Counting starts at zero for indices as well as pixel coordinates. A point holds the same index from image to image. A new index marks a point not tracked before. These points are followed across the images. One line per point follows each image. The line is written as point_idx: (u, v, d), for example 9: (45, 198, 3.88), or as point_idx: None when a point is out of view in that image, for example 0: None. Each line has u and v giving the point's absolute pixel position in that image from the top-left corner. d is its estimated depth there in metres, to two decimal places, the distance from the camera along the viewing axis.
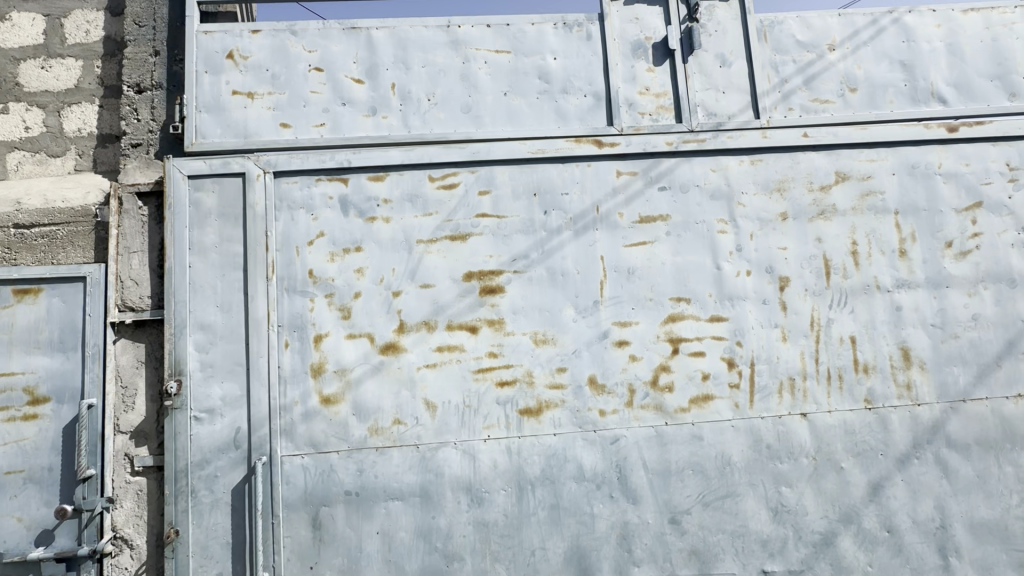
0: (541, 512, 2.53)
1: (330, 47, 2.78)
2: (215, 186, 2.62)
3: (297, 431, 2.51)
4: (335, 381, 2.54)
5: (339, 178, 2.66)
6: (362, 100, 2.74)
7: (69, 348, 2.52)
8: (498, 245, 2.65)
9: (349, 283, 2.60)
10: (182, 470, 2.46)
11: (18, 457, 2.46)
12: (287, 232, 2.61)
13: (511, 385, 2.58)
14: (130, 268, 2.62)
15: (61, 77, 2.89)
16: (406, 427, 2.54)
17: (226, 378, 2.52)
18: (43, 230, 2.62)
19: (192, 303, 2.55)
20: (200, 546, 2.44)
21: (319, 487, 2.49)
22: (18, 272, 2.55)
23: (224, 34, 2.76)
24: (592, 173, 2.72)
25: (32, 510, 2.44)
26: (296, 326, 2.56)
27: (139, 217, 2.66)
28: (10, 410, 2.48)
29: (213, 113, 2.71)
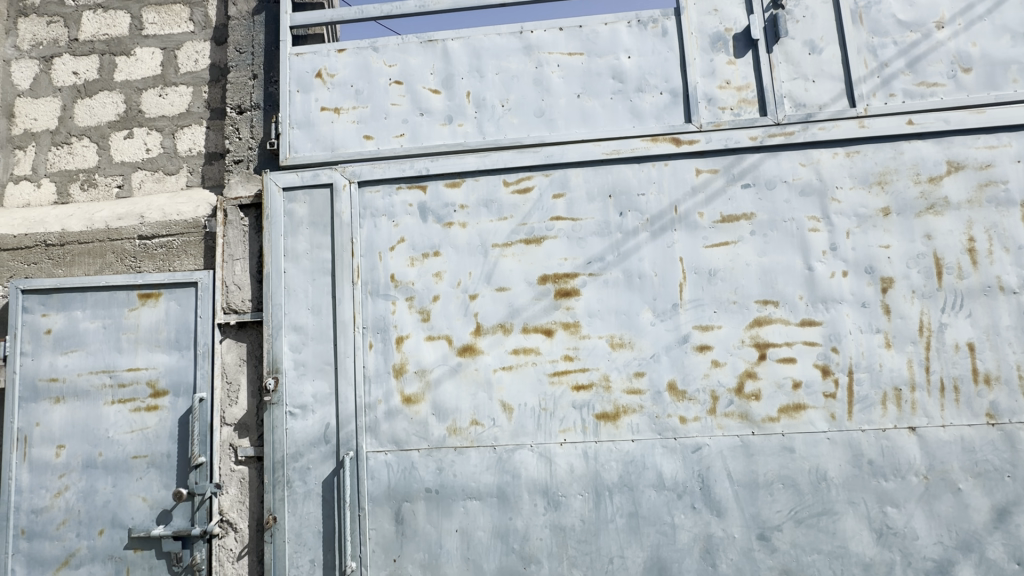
0: (620, 520, 2.48)
1: (409, 60, 2.90)
2: (307, 198, 2.81)
3: (381, 429, 2.63)
4: (416, 381, 2.64)
5: (418, 187, 2.76)
6: (438, 110, 2.83)
7: (183, 347, 2.80)
8: (573, 248, 2.64)
9: (428, 286, 2.69)
10: (279, 462, 2.64)
11: (143, 444, 2.75)
12: (370, 239, 2.75)
13: (588, 389, 2.55)
14: (234, 273, 2.87)
15: (175, 103, 3.22)
16: (483, 428, 2.58)
17: (317, 376, 2.68)
18: (161, 240, 2.93)
19: (287, 306, 2.74)
20: (295, 534, 2.61)
21: (402, 483, 2.59)
22: (142, 278, 2.86)
23: (313, 55, 2.96)
24: (669, 172, 2.64)
25: (154, 491, 2.72)
26: (379, 329, 2.69)
27: (241, 227, 2.90)
28: (136, 402, 2.78)
29: (304, 129, 2.90)
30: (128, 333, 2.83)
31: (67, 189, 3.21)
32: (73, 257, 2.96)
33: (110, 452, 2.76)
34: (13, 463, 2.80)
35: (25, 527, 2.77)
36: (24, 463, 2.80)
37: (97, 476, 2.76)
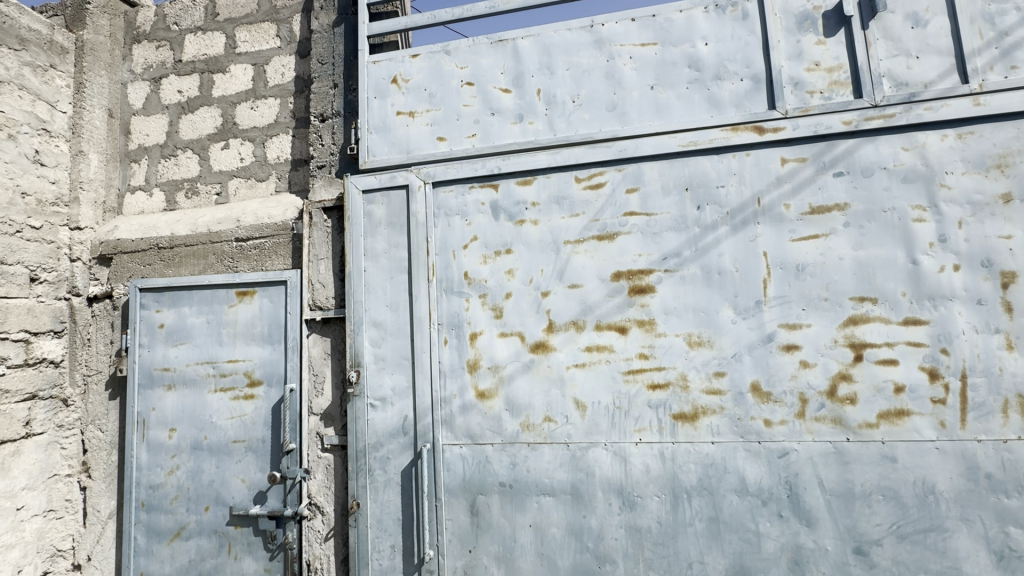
0: (699, 524, 2.40)
1: (479, 61, 2.94)
2: (384, 199, 2.93)
3: (456, 422, 2.70)
4: (489, 377, 2.68)
5: (490, 185, 2.80)
6: (509, 109, 2.86)
7: (275, 341, 3.01)
8: (647, 243, 2.57)
9: (501, 283, 2.72)
10: (361, 451, 2.78)
11: (242, 429, 2.99)
12: (444, 238, 2.83)
13: (664, 388, 2.48)
14: (319, 272, 3.04)
15: (264, 115, 3.46)
16: (556, 425, 2.59)
17: (395, 370, 2.79)
18: (255, 242, 3.17)
19: (367, 303, 2.87)
20: (376, 520, 2.74)
21: (476, 476, 2.65)
22: (238, 277, 3.11)
23: (389, 62, 3.08)
24: (751, 162, 2.51)
25: (251, 474, 2.96)
26: (454, 325, 2.75)
27: (324, 228, 3.07)
28: (235, 390, 3.03)
29: (381, 133, 3.03)
30: (227, 328, 3.09)
31: (174, 197, 3.55)
32: (180, 258, 3.27)
33: (214, 436, 3.03)
34: (134, 443, 3.14)
35: (144, 500, 3.10)
36: (143, 444, 3.14)
37: (203, 457, 3.03)
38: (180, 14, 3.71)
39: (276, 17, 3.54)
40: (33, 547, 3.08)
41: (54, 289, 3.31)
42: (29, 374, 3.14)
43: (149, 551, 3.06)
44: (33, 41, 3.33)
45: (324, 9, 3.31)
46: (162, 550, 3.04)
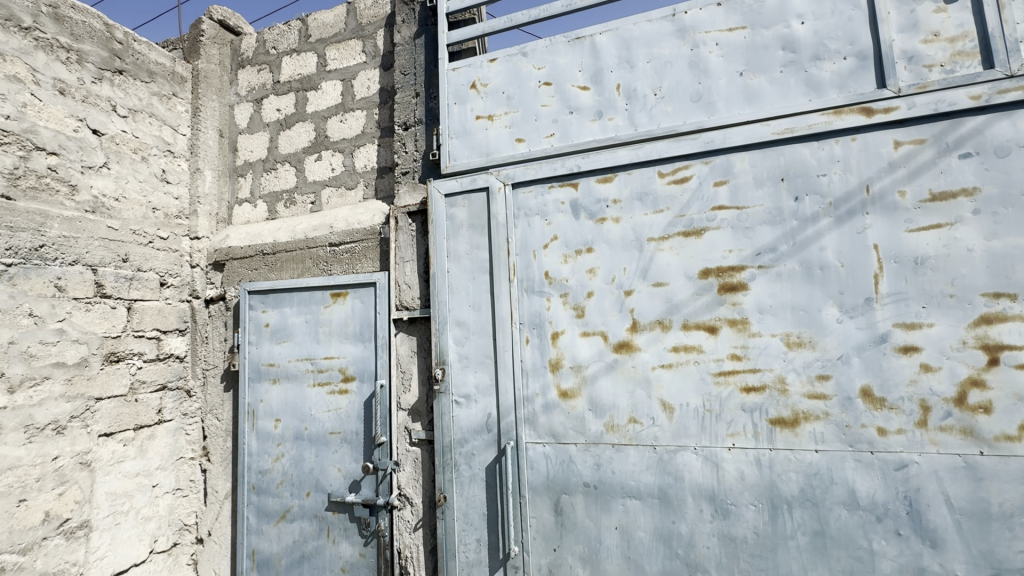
0: (801, 537, 2.25)
1: (557, 60, 2.93)
2: (466, 202, 3.01)
3: (539, 421, 2.71)
4: (571, 376, 2.66)
5: (570, 184, 2.78)
6: (588, 106, 2.83)
7: (366, 339, 3.19)
8: (739, 238, 2.44)
9: (582, 282, 2.70)
10: (448, 446, 2.87)
11: (338, 422, 3.20)
12: (525, 238, 2.84)
13: (759, 391, 2.35)
14: (404, 274, 3.18)
15: (353, 126, 3.69)
16: (642, 427, 2.53)
17: (478, 368, 2.85)
18: (346, 246, 3.38)
19: (451, 303, 2.96)
20: (462, 513, 2.82)
21: (560, 476, 2.64)
22: (332, 280, 3.33)
23: (467, 68, 3.15)
24: (857, 147, 2.31)
25: (346, 463, 3.16)
26: (535, 324, 2.76)
27: (409, 231, 3.20)
28: (331, 385, 3.25)
29: (461, 138, 3.11)
30: (324, 327, 3.32)
31: (275, 207, 3.87)
32: (282, 263, 3.55)
33: (313, 427, 3.27)
34: (245, 431, 3.46)
35: (255, 484, 3.41)
36: (253, 432, 3.45)
37: (304, 446, 3.28)
38: (278, 39, 4.04)
39: (362, 34, 3.75)
40: (166, 520, 3.49)
41: (178, 292, 3.72)
42: (160, 367, 3.55)
43: (259, 530, 3.36)
44: (160, 73, 3.76)
45: (406, 22, 3.46)
46: (270, 530, 3.33)
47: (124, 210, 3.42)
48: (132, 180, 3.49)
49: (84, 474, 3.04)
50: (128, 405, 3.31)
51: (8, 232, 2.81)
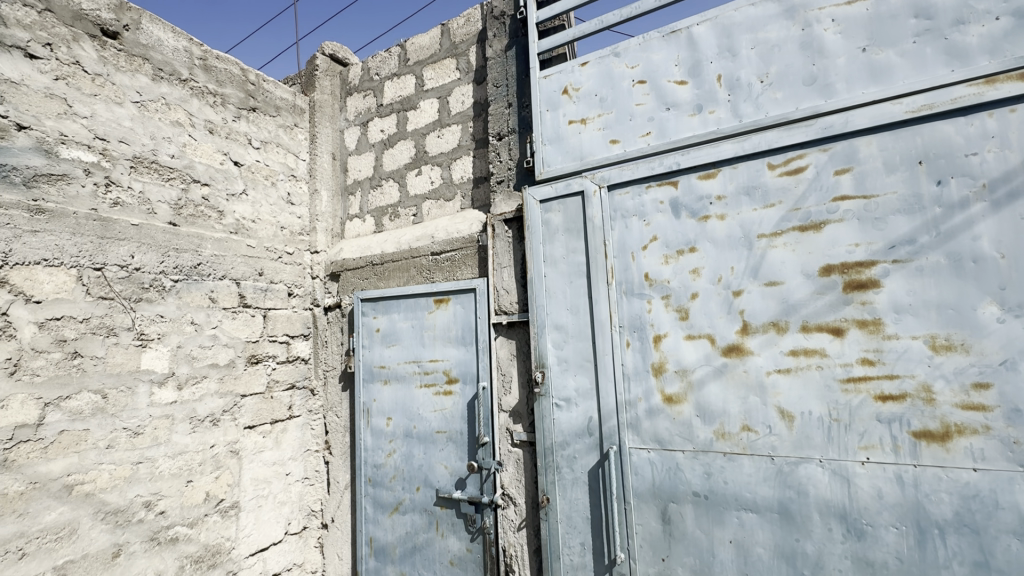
0: (958, 567, 1.99)
1: (651, 56, 2.86)
2: (561, 206, 3.03)
3: (643, 426, 2.64)
4: (676, 381, 2.58)
5: (669, 182, 2.70)
6: (686, 101, 2.72)
7: (468, 343, 3.34)
8: (867, 231, 2.22)
9: (685, 284, 2.60)
10: (550, 448, 2.90)
11: (444, 421, 3.38)
12: (622, 239, 2.80)
13: (898, 400, 2.11)
14: (502, 279, 3.27)
15: (450, 141, 3.88)
16: (757, 436, 2.38)
17: (578, 371, 2.86)
18: (447, 255, 3.55)
19: (549, 307, 2.99)
20: (566, 516, 2.82)
21: (667, 483, 2.56)
22: (435, 287, 3.52)
23: (559, 74, 3.18)
24: (1018, 119, 2.01)
25: (452, 461, 3.32)
26: (635, 327, 2.71)
27: (506, 238, 3.29)
28: (437, 386, 3.43)
29: (554, 143, 3.14)
30: (429, 331, 3.52)
31: (381, 221, 4.18)
32: (389, 272, 3.82)
33: (421, 426, 3.47)
34: (361, 428, 3.77)
35: (371, 477, 3.69)
36: (368, 429, 3.74)
37: (413, 444, 3.50)
38: (380, 66, 4.36)
39: (456, 52, 3.94)
40: (297, 505, 3.89)
41: (303, 301, 4.15)
42: (290, 368, 3.98)
43: (376, 519, 3.64)
44: (284, 107, 4.24)
45: (497, 37, 3.57)
46: (385, 521, 3.58)
47: (259, 230, 3.90)
48: (265, 203, 3.97)
49: (233, 461, 3.49)
50: (265, 401, 3.76)
51: (175, 253, 3.31)
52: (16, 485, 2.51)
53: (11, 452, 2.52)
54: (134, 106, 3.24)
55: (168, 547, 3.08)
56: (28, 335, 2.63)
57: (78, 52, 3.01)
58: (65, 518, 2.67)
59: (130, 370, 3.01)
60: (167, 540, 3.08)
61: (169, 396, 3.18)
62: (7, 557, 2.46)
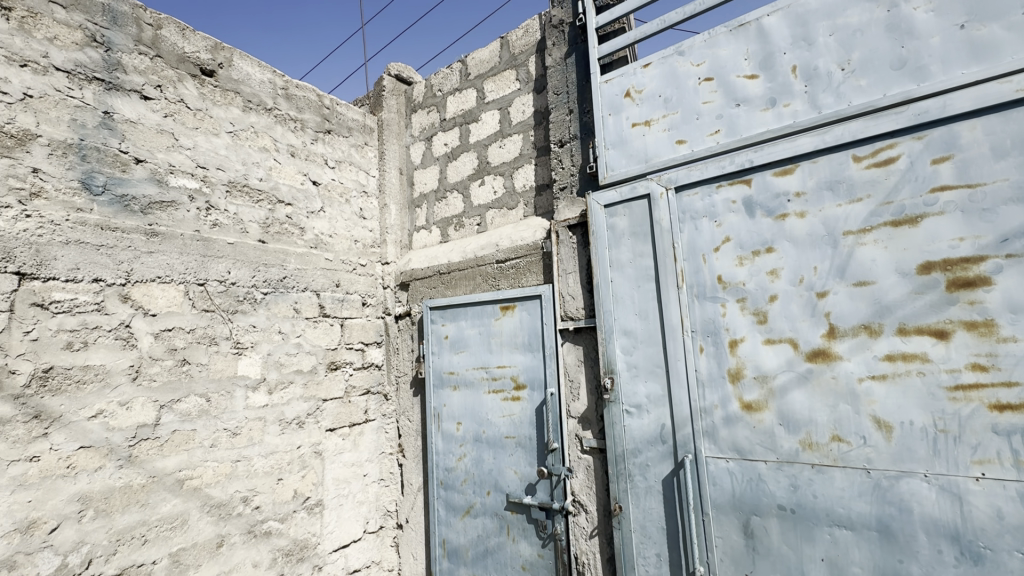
0: None
1: (718, 52, 2.77)
2: (626, 210, 3.00)
3: (720, 435, 2.54)
4: (756, 388, 2.46)
5: (742, 181, 2.60)
6: (758, 95, 2.61)
7: (535, 349, 3.37)
8: (973, 223, 2.03)
9: (763, 286, 2.49)
10: (621, 455, 2.86)
11: (512, 426, 3.42)
12: (692, 242, 2.72)
13: (1017, 410, 1.91)
14: (567, 285, 3.28)
15: (511, 150, 3.96)
16: (849, 447, 2.22)
17: (649, 378, 2.80)
18: (512, 262, 3.61)
19: (617, 312, 2.96)
20: (640, 525, 2.77)
21: (749, 495, 2.44)
22: (501, 294, 3.59)
23: (620, 77, 3.15)
24: None
25: (522, 466, 3.35)
26: (709, 332, 2.62)
27: (570, 244, 3.29)
28: (505, 392, 3.49)
29: (617, 147, 3.11)
30: (495, 337, 3.59)
31: (447, 231, 4.32)
32: (456, 280, 3.93)
33: (490, 431, 3.54)
34: (432, 432, 3.90)
35: (442, 480, 3.80)
36: (439, 433, 3.86)
37: (483, 448, 3.57)
38: (442, 82, 4.53)
39: (515, 63, 4.02)
40: (374, 505, 4.08)
41: (376, 310, 4.37)
42: (365, 374, 4.19)
43: (448, 522, 3.74)
44: (355, 127, 4.50)
45: (556, 45, 3.60)
46: (457, 523, 3.67)
47: (336, 244, 4.16)
48: (341, 219, 4.22)
49: (317, 461, 3.72)
50: (344, 405, 3.98)
51: (265, 268, 3.59)
52: (139, 478, 2.82)
53: (135, 449, 2.82)
54: (229, 135, 3.57)
55: (263, 539, 3.32)
56: (147, 344, 2.95)
57: (183, 91, 3.36)
58: (178, 509, 2.96)
59: (229, 375, 3.30)
60: (262, 534, 3.32)
61: (261, 400, 3.45)
62: (133, 542, 2.76)
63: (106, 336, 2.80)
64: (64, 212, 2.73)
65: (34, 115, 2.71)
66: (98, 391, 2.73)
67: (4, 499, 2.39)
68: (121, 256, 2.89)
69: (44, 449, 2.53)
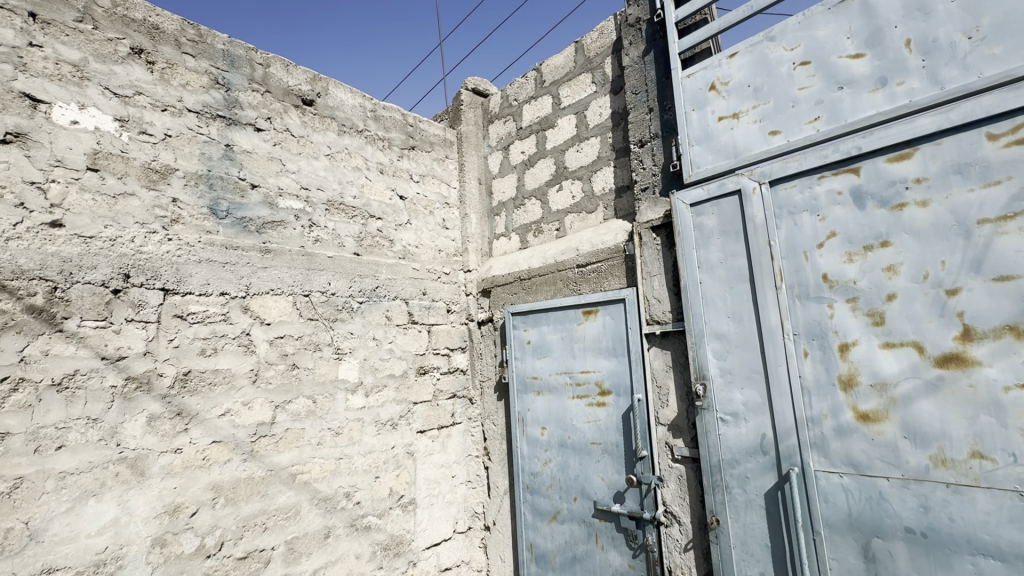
0: None
1: (815, 33, 2.58)
2: (715, 208, 2.86)
3: (831, 447, 2.33)
4: (873, 397, 2.24)
5: (849, 170, 2.39)
6: (865, 75, 2.39)
7: (620, 354, 3.30)
8: None
9: (878, 283, 2.26)
10: (717, 466, 2.72)
11: (598, 433, 3.38)
12: (791, 238, 2.54)
13: None
14: (652, 288, 3.18)
15: (589, 154, 3.93)
16: (995, 465, 1.96)
17: (746, 385, 2.64)
18: (593, 266, 3.58)
19: (707, 315, 2.83)
20: (740, 541, 2.60)
21: (868, 514, 2.22)
22: (583, 298, 3.56)
23: (704, 71, 3.03)
24: None
25: (609, 473, 3.30)
26: (814, 335, 2.42)
27: (654, 246, 3.20)
28: (590, 397, 3.46)
29: (702, 143, 2.98)
30: (579, 342, 3.57)
31: (526, 237, 4.37)
32: (537, 285, 3.96)
33: (576, 437, 3.52)
34: (517, 437, 3.94)
35: (528, 484, 3.83)
36: (524, 437, 3.90)
37: (568, 454, 3.55)
38: (518, 91, 4.61)
39: (591, 66, 4.00)
40: (462, 506, 4.21)
41: (459, 316, 4.53)
42: (452, 378, 4.35)
43: (535, 526, 3.75)
44: (436, 142, 4.71)
45: (633, 44, 3.54)
46: (544, 528, 3.68)
47: (422, 254, 4.37)
48: (426, 230, 4.43)
49: (410, 461, 3.91)
50: (433, 408, 4.15)
51: (360, 279, 3.86)
52: (260, 470, 3.13)
53: (256, 444, 3.14)
54: (326, 158, 3.89)
55: (364, 533, 3.55)
56: (263, 350, 3.27)
57: (288, 121, 3.71)
58: (292, 500, 3.25)
59: (330, 379, 3.56)
60: (362, 528, 3.55)
61: (359, 402, 3.70)
62: (256, 529, 3.07)
63: (231, 342, 3.14)
64: (196, 234, 3.12)
65: (173, 151, 3.13)
66: (226, 392, 3.07)
67: (156, 485, 2.75)
68: (242, 272, 3.25)
69: (185, 442, 2.88)
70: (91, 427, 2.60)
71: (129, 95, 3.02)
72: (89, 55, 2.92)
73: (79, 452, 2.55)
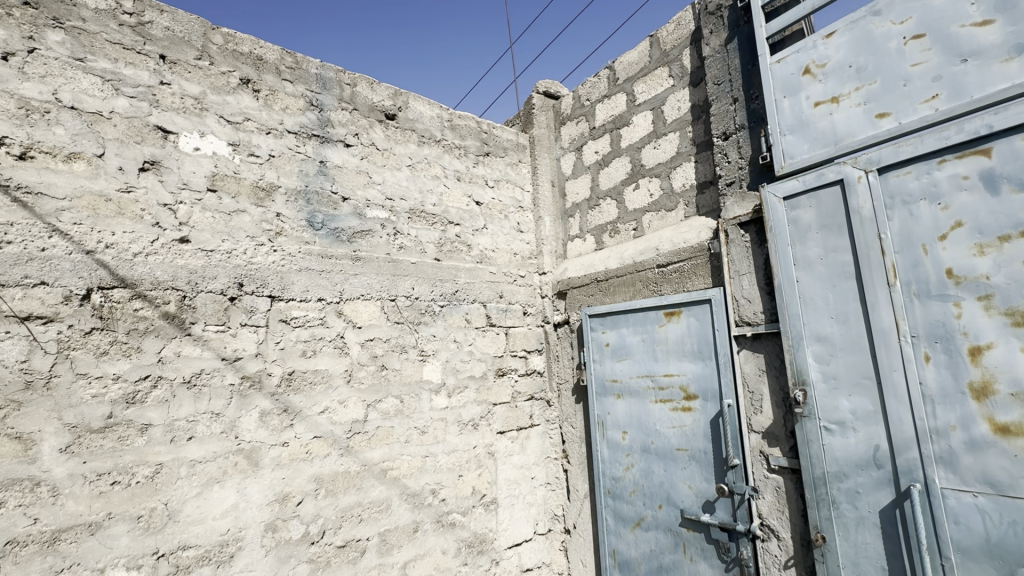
0: None
1: (930, 2, 2.33)
2: (812, 201, 2.66)
3: (962, 463, 2.09)
4: (1016, 407, 1.99)
5: (977, 152, 2.14)
6: (996, 44, 2.13)
7: (707, 357, 3.16)
8: None
9: (1018, 279, 2.02)
10: (821, 478, 2.52)
11: (684, 439, 3.26)
12: (906, 230, 2.30)
13: None
14: (742, 288, 3.01)
15: (667, 150, 3.81)
16: None
17: (854, 392, 2.43)
18: (675, 266, 3.46)
19: (806, 316, 2.63)
20: (850, 561, 2.39)
21: (1012, 540, 1.96)
22: (665, 299, 3.45)
23: (796, 54, 2.83)
24: None
25: (697, 481, 3.16)
26: (938, 337, 2.18)
27: (743, 243, 3.02)
28: (674, 402, 3.34)
29: (796, 132, 2.78)
30: (661, 345, 3.46)
31: (601, 238, 4.31)
32: (615, 287, 3.90)
33: (659, 442, 3.41)
34: (597, 440, 3.89)
35: (609, 489, 3.77)
36: (604, 441, 3.84)
37: (652, 459, 3.45)
38: (590, 91, 4.57)
39: (667, 60, 3.88)
40: (542, 508, 4.22)
41: (536, 318, 4.55)
42: (529, 380, 4.38)
43: (618, 532, 3.68)
44: (510, 147, 4.78)
45: (714, 32, 3.39)
46: (627, 534, 3.60)
47: (498, 258, 4.45)
48: (501, 234, 4.51)
49: (491, 461, 3.99)
50: (512, 409, 4.21)
51: (441, 283, 4.00)
52: (355, 465, 3.33)
53: (352, 440, 3.35)
54: (408, 169, 4.07)
55: (449, 529, 3.67)
56: (356, 352, 3.49)
57: (373, 135, 3.93)
58: (384, 495, 3.43)
59: (416, 380, 3.72)
60: (448, 524, 3.67)
61: (443, 402, 3.83)
62: (353, 520, 3.27)
63: (328, 345, 3.38)
64: (297, 245, 3.39)
65: (276, 170, 3.42)
66: (325, 391, 3.31)
67: (268, 475, 3.02)
68: (336, 279, 3.49)
69: (291, 436, 3.14)
70: (215, 420, 2.91)
71: (239, 121, 3.35)
72: (207, 88, 3.27)
73: (206, 443, 2.86)
